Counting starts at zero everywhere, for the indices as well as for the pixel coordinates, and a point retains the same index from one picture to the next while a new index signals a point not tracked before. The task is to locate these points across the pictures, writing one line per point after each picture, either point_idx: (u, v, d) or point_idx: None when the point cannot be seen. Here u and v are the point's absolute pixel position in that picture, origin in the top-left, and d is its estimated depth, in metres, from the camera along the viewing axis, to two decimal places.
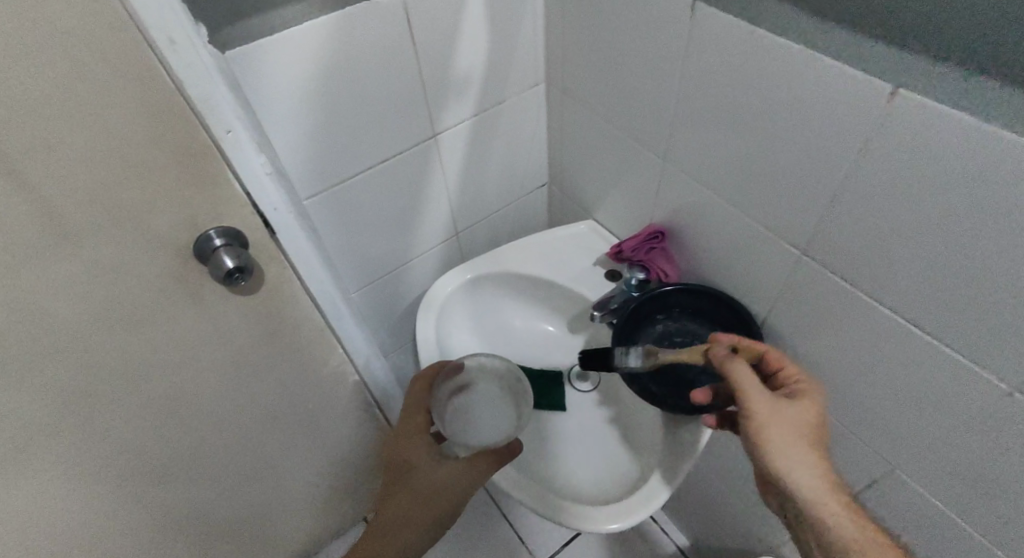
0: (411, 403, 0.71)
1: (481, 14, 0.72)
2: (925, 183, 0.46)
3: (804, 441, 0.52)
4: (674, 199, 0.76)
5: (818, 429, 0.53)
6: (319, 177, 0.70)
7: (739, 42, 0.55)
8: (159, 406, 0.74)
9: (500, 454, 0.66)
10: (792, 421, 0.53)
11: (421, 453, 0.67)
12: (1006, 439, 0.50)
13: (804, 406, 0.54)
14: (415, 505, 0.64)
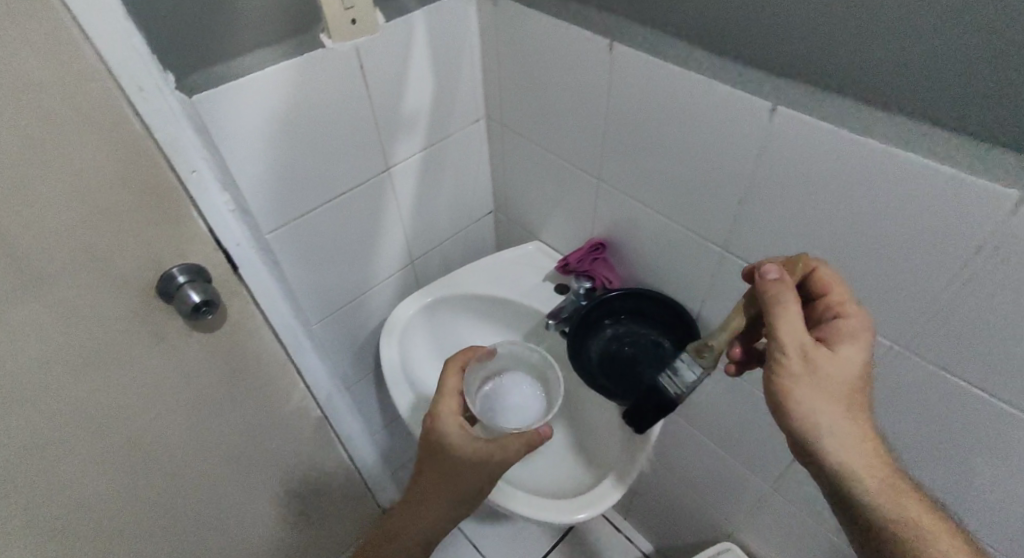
0: (447, 385, 0.68)
1: (427, 57, 0.76)
2: (820, 185, 0.53)
3: (841, 396, 0.50)
4: (609, 214, 0.81)
5: (858, 376, 0.51)
6: (279, 213, 0.73)
7: (648, 73, 0.62)
8: (120, 453, 0.73)
9: (528, 441, 0.64)
10: (834, 375, 0.50)
11: (449, 433, 0.64)
12: (917, 397, 0.58)
13: (846, 353, 0.51)
14: (443, 475, 0.65)
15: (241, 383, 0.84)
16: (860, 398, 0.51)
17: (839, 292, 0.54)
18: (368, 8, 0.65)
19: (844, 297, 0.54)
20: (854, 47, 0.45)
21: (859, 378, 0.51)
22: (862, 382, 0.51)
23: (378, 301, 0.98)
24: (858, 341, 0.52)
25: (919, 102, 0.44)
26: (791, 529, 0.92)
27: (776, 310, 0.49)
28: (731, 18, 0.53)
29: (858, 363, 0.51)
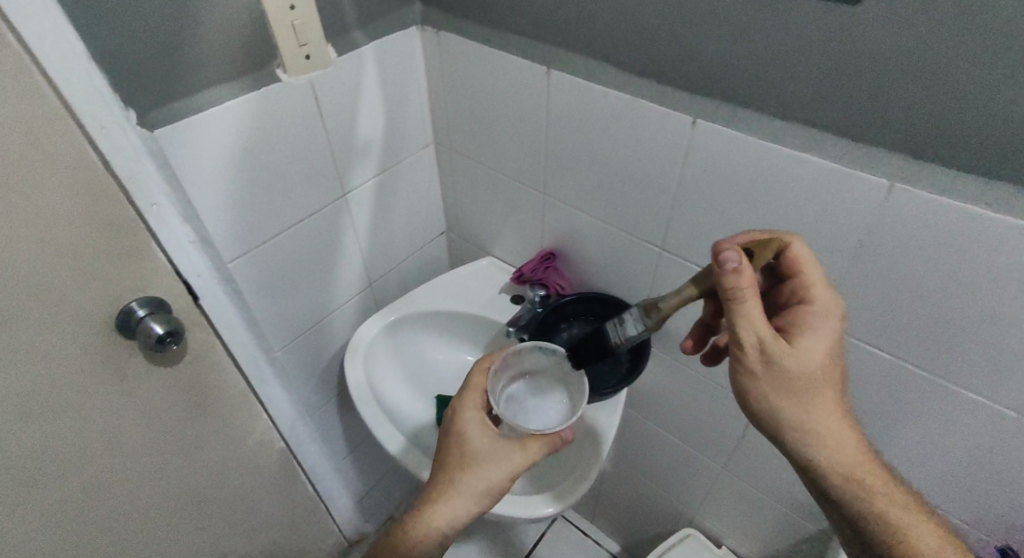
0: (474, 383, 0.68)
1: (377, 87, 0.80)
2: (735, 185, 0.61)
3: (810, 387, 0.53)
4: (556, 225, 0.87)
5: (826, 364, 0.53)
6: (240, 242, 0.75)
7: (582, 95, 0.69)
8: (76, 498, 0.71)
9: (549, 443, 0.66)
10: (802, 368, 0.52)
11: (473, 429, 0.65)
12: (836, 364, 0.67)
13: (812, 344, 0.53)
14: (464, 476, 0.63)
15: (205, 419, 0.83)
16: (829, 386, 0.53)
17: (808, 274, 0.55)
18: (320, 45, 0.70)
19: (812, 280, 0.55)
20: (751, 67, 0.53)
21: (828, 365, 0.53)
22: (833, 368, 0.54)
23: (338, 325, 0.99)
24: (824, 328, 0.54)
25: (815, 114, 0.52)
26: (744, 504, 1.00)
27: (737, 311, 0.51)
28: (652, 44, 0.59)
29: (825, 350, 0.53)
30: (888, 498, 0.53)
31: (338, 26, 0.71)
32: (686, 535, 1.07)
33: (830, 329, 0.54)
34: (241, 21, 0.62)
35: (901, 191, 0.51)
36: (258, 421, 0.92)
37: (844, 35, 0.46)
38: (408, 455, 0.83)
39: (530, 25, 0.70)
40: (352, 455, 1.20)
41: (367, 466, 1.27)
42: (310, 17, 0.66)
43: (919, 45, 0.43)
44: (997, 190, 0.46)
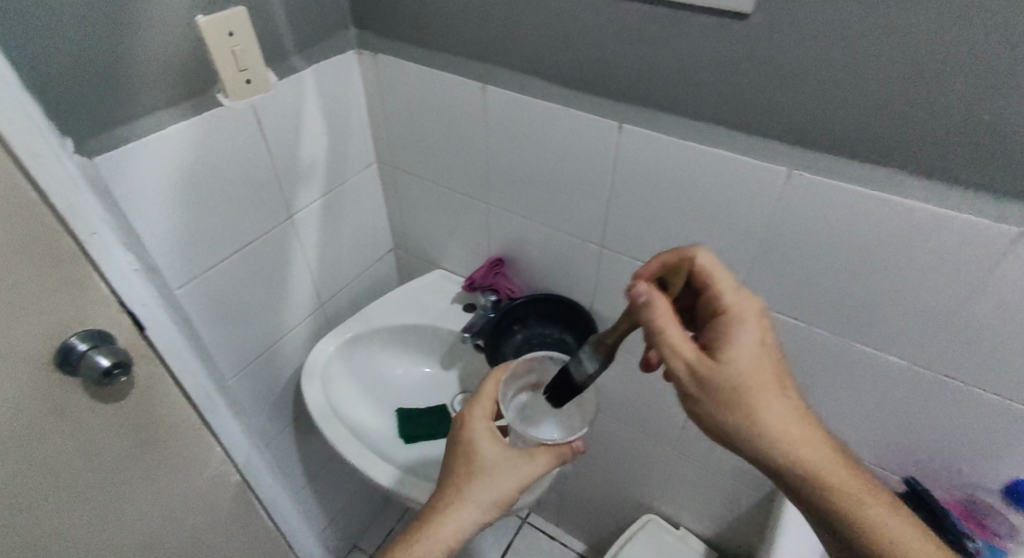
0: (485, 389, 0.65)
1: (319, 110, 0.83)
2: (660, 182, 0.68)
3: (750, 396, 0.49)
4: (501, 233, 0.92)
5: (760, 366, 0.50)
6: (185, 266, 0.74)
7: (518, 107, 0.74)
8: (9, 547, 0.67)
9: (560, 453, 0.61)
10: (734, 378, 0.49)
11: (481, 438, 0.62)
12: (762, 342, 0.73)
13: (737, 349, 0.50)
14: (469, 484, 0.60)
15: (154, 454, 0.79)
16: (774, 388, 0.49)
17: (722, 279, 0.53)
18: (260, 70, 0.71)
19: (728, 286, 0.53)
20: (665, 75, 0.60)
21: (763, 365, 0.50)
22: (771, 367, 0.50)
23: (289, 348, 0.98)
24: (746, 329, 0.51)
25: (722, 114, 0.59)
26: (697, 485, 1.05)
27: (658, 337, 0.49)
28: (578, 58, 0.65)
29: (754, 352, 0.50)
30: (878, 504, 0.49)
31: (275, 51, 0.73)
32: (647, 519, 1.13)
33: (754, 329, 0.51)
34: (178, 48, 0.62)
35: (797, 176, 0.58)
36: (212, 453, 0.88)
37: (741, 44, 0.54)
38: (373, 467, 0.83)
39: (464, 45, 0.74)
40: (311, 484, 1.17)
41: (327, 495, 1.23)
42: (249, 42, 0.68)
43: (801, 50, 0.51)
44: (877, 170, 0.54)
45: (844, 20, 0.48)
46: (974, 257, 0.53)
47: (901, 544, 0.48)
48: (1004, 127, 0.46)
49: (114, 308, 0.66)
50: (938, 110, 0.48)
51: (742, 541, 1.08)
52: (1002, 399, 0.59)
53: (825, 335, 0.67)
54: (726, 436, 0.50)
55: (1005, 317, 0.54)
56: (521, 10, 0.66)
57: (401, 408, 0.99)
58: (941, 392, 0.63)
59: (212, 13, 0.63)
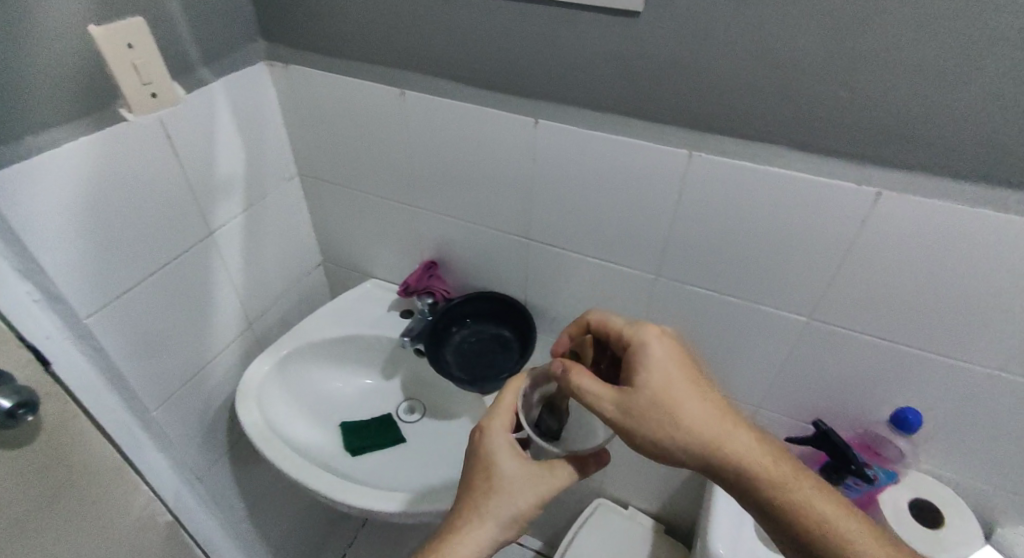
0: (506, 400, 0.64)
1: (232, 123, 0.81)
2: (575, 173, 0.72)
3: (668, 407, 0.54)
4: (429, 237, 0.93)
5: (671, 377, 0.55)
6: (97, 293, 0.69)
7: (435, 110, 0.76)
8: None
9: (581, 466, 0.61)
10: (649, 395, 0.54)
11: (502, 453, 0.61)
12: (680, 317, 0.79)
13: (646, 368, 0.56)
14: (489, 500, 0.60)
15: (72, 500, 0.73)
16: (689, 394, 0.55)
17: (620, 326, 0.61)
18: (165, 82, 0.68)
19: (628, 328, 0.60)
20: (570, 71, 0.64)
21: (673, 375, 0.55)
22: (682, 376, 0.56)
23: (218, 373, 0.94)
24: (652, 347, 0.57)
25: (625, 105, 0.64)
26: (639, 462, 1.11)
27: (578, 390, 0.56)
28: (489, 59, 0.68)
29: (662, 367, 0.56)
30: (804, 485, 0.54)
31: (181, 64, 0.71)
32: (597, 504, 1.16)
33: (658, 345, 0.57)
34: (74, 61, 0.59)
35: (697, 157, 0.64)
36: (138, 492, 0.82)
37: (635, 40, 0.59)
38: (321, 480, 0.81)
39: (377, 53, 0.75)
40: (252, 516, 1.12)
41: (271, 525, 1.18)
42: (151, 55, 0.65)
43: (688, 44, 0.57)
44: (762, 147, 0.61)
45: (720, 17, 0.54)
46: (845, 217, 0.60)
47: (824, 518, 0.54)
48: (857, 101, 0.54)
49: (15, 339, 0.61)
50: (803, 91, 0.55)
51: (685, 511, 1.14)
52: (883, 340, 0.67)
53: (735, 302, 0.73)
54: (659, 452, 0.54)
55: (876, 267, 0.62)
56: (430, 16, 0.68)
57: (344, 422, 0.98)
58: (835, 342, 0.70)
59: (107, 24, 0.61)
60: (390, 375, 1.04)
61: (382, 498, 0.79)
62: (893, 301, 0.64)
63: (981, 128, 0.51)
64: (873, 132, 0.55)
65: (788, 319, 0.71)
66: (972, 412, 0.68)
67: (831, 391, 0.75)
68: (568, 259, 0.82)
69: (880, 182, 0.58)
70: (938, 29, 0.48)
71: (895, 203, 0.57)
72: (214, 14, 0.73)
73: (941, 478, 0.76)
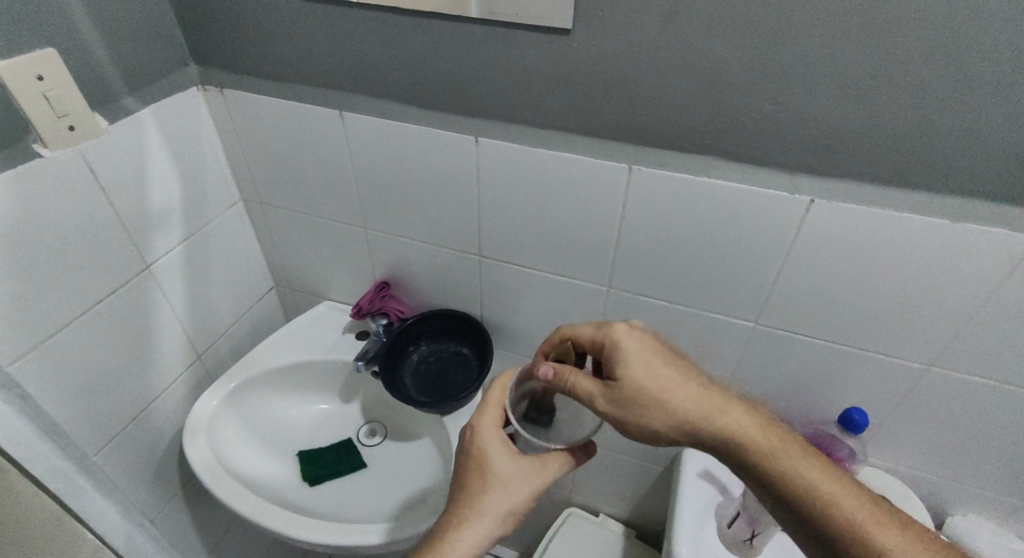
0: (492, 398, 0.63)
1: (165, 152, 0.77)
2: (522, 188, 0.71)
3: (653, 391, 0.55)
4: (382, 257, 0.91)
5: (650, 365, 0.56)
6: (20, 338, 0.65)
7: (378, 131, 0.74)
8: None
9: (572, 458, 0.60)
10: (632, 384, 0.55)
11: (494, 449, 0.61)
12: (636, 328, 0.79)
13: (623, 359, 0.57)
14: (486, 495, 0.60)
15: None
16: (670, 377, 0.56)
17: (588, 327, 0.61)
18: (84, 112, 0.65)
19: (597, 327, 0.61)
20: (511, 88, 0.64)
21: (651, 361, 0.57)
22: (660, 362, 0.57)
23: (166, 410, 0.90)
24: (624, 340, 0.58)
25: (567, 121, 0.64)
26: (607, 470, 1.11)
27: (571, 391, 0.57)
28: (428, 79, 0.67)
29: (639, 355, 0.57)
30: (805, 455, 0.52)
31: (102, 93, 0.68)
32: (569, 513, 1.16)
33: (630, 337, 0.58)
34: None
35: (638, 171, 0.64)
36: (82, 542, 0.76)
37: (570, 57, 0.59)
38: (277, 518, 0.78)
39: (314, 75, 0.73)
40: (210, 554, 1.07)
41: None
42: (65, 86, 0.62)
43: (623, 61, 0.57)
44: (701, 160, 0.61)
45: (652, 35, 0.55)
46: (781, 225, 0.62)
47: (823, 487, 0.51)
48: (786, 112, 0.55)
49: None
50: (735, 104, 0.56)
51: (654, 515, 1.15)
52: (825, 341, 0.69)
53: (686, 311, 0.74)
54: (651, 438, 0.55)
55: (815, 272, 0.64)
56: (366, 37, 0.67)
57: (302, 451, 0.95)
58: (782, 346, 0.72)
59: (11, 57, 0.57)
60: (349, 399, 1.02)
61: (341, 532, 0.76)
62: (832, 304, 0.65)
63: (900, 137, 0.53)
64: (802, 143, 0.57)
65: (737, 325, 0.72)
66: (913, 407, 0.70)
67: (782, 393, 0.77)
68: (521, 274, 0.81)
69: (812, 191, 0.59)
70: (853, 43, 0.50)
71: (827, 210, 0.59)
72: (138, 40, 0.70)
73: (889, 470, 0.79)
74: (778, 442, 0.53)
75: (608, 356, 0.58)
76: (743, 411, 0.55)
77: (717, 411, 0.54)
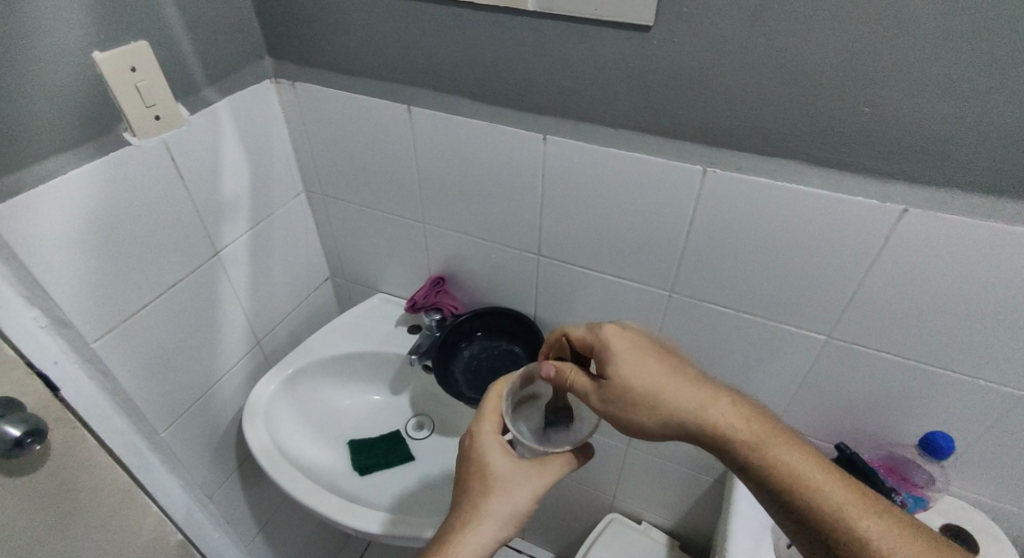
0: (488, 407, 0.65)
1: (237, 143, 0.80)
2: (588, 187, 0.70)
3: (640, 390, 0.57)
4: (439, 252, 0.91)
5: (638, 362, 0.58)
6: (105, 316, 0.68)
7: (444, 126, 0.75)
8: None
9: (569, 461, 0.61)
10: (620, 384, 0.57)
11: (494, 452, 0.62)
12: (697, 335, 0.77)
13: (611, 359, 0.59)
14: (490, 498, 0.59)
15: (67, 531, 0.69)
16: (658, 375, 0.57)
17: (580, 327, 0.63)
18: (170, 104, 0.68)
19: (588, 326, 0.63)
20: (584, 86, 0.63)
21: (639, 360, 0.58)
22: (648, 361, 0.58)
23: (227, 392, 0.93)
24: (613, 340, 0.59)
25: (640, 120, 0.62)
26: (654, 478, 1.08)
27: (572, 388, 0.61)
28: (498, 75, 0.67)
29: (627, 355, 0.58)
30: (796, 450, 0.54)
31: (185, 84, 0.70)
32: (611, 519, 1.14)
33: (619, 337, 0.60)
34: (78, 87, 0.58)
35: (712, 173, 0.62)
36: (148, 513, 0.80)
37: (648, 55, 0.58)
38: (328, 504, 0.80)
39: (384, 69, 0.74)
40: (262, 534, 1.10)
41: (283, 541, 1.17)
42: (155, 76, 0.65)
43: (705, 59, 0.55)
44: (782, 164, 0.59)
45: (738, 32, 0.53)
46: (867, 233, 0.58)
47: (808, 475, 0.52)
48: (882, 116, 0.52)
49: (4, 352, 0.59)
50: (824, 105, 0.54)
51: (701, 527, 1.12)
52: (906, 359, 0.65)
53: (755, 321, 0.71)
54: (644, 433, 0.57)
55: (901, 286, 0.60)
56: (439, 32, 0.67)
57: (352, 440, 0.97)
58: (856, 362, 0.68)
59: (109, 48, 0.60)
60: (399, 391, 1.03)
61: (391, 522, 0.78)
62: (919, 320, 0.61)
63: (1008, 145, 0.49)
64: (896, 148, 0.53)
65: (809, 337, 0.69)
66: (1004, 434, 0.65)
67: (854, 411, 0.73)
68: (579, 275, 0.80)
69: (906, 198, 0.55)
70: (961, 43, 0.46)
71: (922, 220, 0.55)
72: (218, 33, 0.73)
73: (969, 500, 0.74)
74: (769, 439, 0.54)
75: (599, 355, 0.60)
76: (732, 407, 0.55)
77: (703, 407, 0.55)
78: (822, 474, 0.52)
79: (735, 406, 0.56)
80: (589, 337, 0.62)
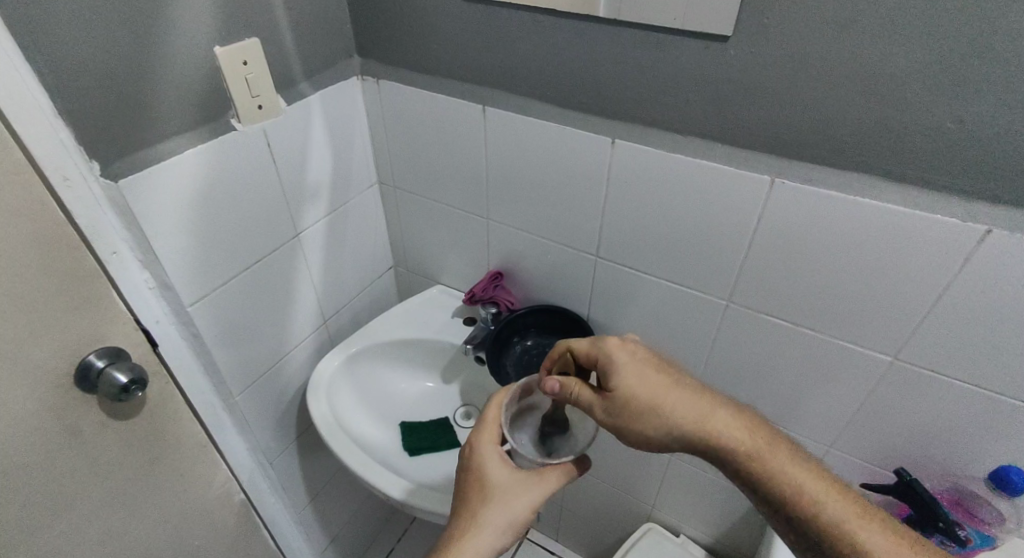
0: (488, 416, 0.66)
1: (324, 135, 0.86)
2: (651, 191, 0.72)
3: (643, 399, 0.58)
4: (500, 248, 0.95)
5: (641, 374, 0.59)
6: (201, 283, 0.75)
7: (515, 126, 0.78)
8: None
9: (568, 471, 0.63)
10: (623, 395, 0.58)
11: (493, 462, 0.63)
12: (753, 347, 0.76)
13: (615, 371, 0.59)
14: (487, 507, 0.61)
15: (152, 475, 0.76)
16: (660, 386, 0.58)
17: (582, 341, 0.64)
18: (271, 96, 0.75)
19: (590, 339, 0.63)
20: (655, 92, 0.65)
21: (642, 371, 0.59)
22: (650, 370, 0.59)
23: (294, 365, 0.99)
24: (616, 352, 0.60)
25: (708, 127, 0.64)
26: (695, 491, 1.07)
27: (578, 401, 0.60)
28: (571, 80, 0.70)
29: (631, 366, 0.60)
30: (798, 463, 0.54)
31: (285, 78, 0.77)
32: (648, 529, 1.13)
33: (621, 350, 0.60)
34: (198, 77, 0.65)
35: (780, 184, 0.62)
36: (218, 470, 0.87)
37: (723, 64, 0.59)
38: (382, 478, 0.85)
39: (463, 70, 0.78)
40: (312, 505, 1.17)
41: (330, 514, 1.23)
42: (261, 71, 0.72)
43: (781, 69, 0.56)
44: (856, 177, 0.58)
45: (815, 43, 0.53)
46: (944, 253, 0.57)
47: (811, 487, 0.53)
48: (969, 131, 0.51)
49: (118, 311, 0.66)
50: (903, 118, 0.53)
51: (741, 545, 1.10)
52: (977, 387, 0.63)
53: (813, 336, 0.70)
54: (648, 444, 0.58)
55: (977, 310, 0.58)
56: (518, 37, 0.71)
57: (403, 422, 1.02)
58: (923, 386, 0.66)
59: (227, 44, 0.67)
60: (450, 379, 1.07)
61: (437, 501, 0.82)
62: (994, 345, 0.59)
63: None
64: (981, 165, 0.52)
65: (871, 358, 0.67)
66: None
67: (915, 438, 0.70)
68: (636, 278, 0.81)
69: (989, 219, 0.54)
70: None
71: (1007, 242, 0.54)
72: (317, 32, 0.79)
73: None
74: (769, 451, 0.55)
75: (603, 367, 0.61)
76: (730, 418, 0.57)
77: (701, 416, 0.57)
78: (825, 488, 0.52)
79: (735, 417, 0.57)
80: (592, 349, 0.62)
